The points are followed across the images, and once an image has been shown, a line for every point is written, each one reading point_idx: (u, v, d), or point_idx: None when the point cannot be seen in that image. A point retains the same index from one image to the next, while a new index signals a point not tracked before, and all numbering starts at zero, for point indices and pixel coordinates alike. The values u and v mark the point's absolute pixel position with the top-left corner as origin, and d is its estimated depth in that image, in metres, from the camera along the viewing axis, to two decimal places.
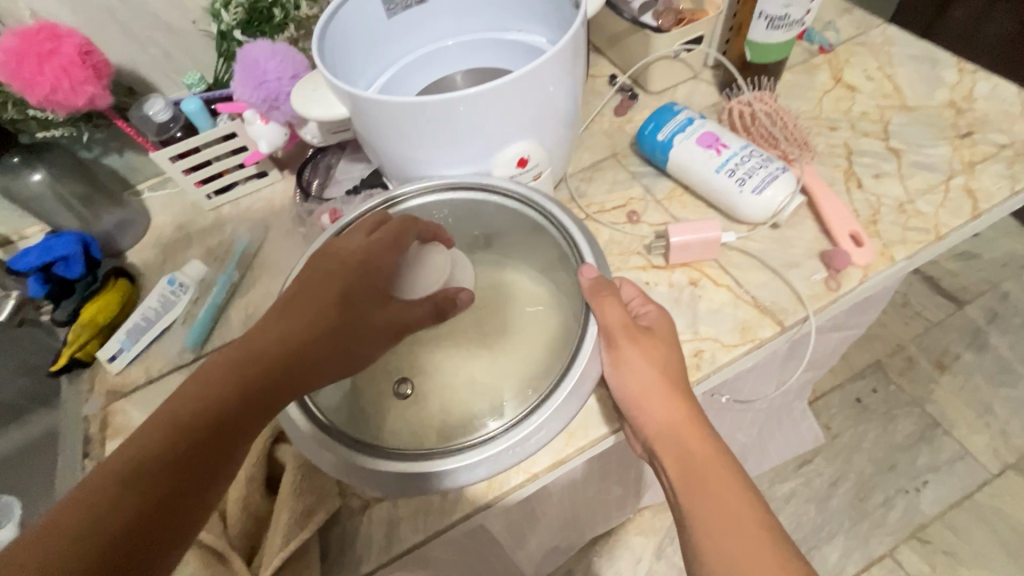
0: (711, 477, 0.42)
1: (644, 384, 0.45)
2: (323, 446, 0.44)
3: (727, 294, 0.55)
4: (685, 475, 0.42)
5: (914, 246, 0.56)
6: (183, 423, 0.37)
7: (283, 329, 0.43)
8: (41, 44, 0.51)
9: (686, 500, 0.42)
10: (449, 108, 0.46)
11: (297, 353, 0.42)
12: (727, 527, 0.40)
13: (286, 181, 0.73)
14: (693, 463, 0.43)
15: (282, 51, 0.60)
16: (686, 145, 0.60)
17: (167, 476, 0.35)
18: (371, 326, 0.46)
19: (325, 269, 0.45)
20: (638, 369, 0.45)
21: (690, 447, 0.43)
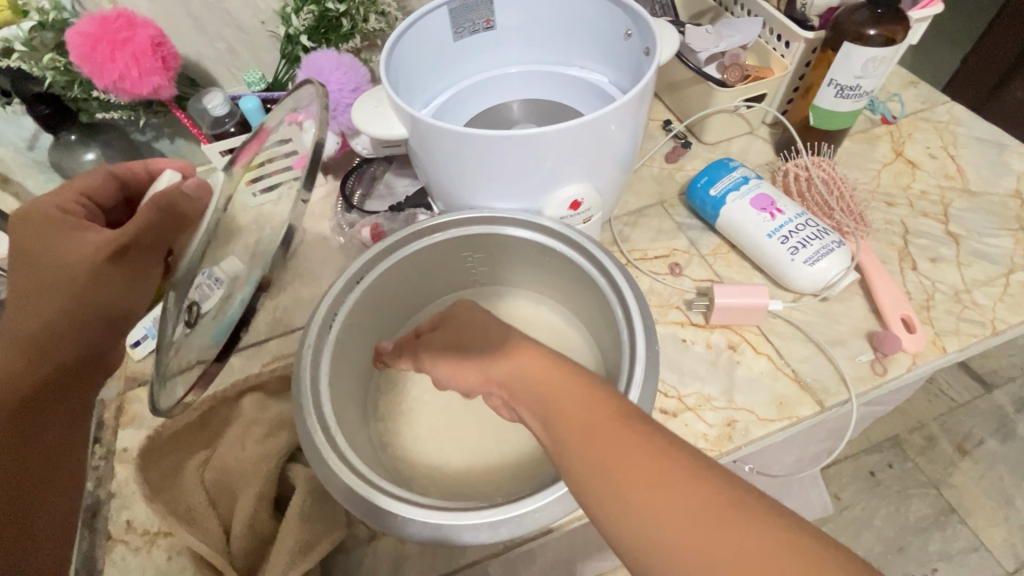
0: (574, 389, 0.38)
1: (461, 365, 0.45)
2: (342, 477, 0.40)
3: (766, 363, 0.53)
4: (529, 389, 0.39)
5: (969, 339, 0.54)
6: (37, 430, 0.45)
7: (34, 313, 0.45)
8: (117, 30, 0.52)
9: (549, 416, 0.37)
10: (508, 143, 0.45)
11: (80, 317, 0.45)
12: (572, 415, 0.35)
13: (328, 186, 0.72)
14: (524, 374, 0.40)
15: (347, 63, 0.60)
16: (740, 205, 0.59)
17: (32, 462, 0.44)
18: (67, 265, 0.45)
19: (10, 227, 0.48)
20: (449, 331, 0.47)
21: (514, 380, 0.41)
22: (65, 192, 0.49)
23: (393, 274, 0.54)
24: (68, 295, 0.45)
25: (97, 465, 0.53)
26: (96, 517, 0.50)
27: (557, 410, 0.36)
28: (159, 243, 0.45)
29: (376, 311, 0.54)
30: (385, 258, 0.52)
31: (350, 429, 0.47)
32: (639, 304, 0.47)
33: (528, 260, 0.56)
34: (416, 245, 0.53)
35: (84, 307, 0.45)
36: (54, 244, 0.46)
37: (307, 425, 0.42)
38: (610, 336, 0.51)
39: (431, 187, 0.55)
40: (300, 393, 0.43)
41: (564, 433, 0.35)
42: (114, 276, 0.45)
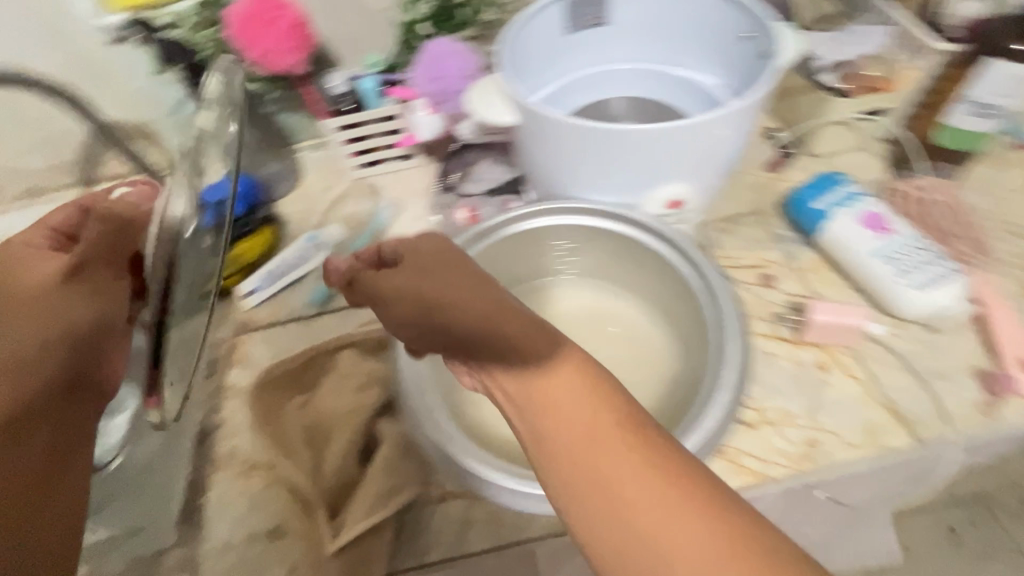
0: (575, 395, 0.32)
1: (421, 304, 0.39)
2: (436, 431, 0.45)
3: (859, 388, 0.51)
4: (502, 352, 0.34)
5: None
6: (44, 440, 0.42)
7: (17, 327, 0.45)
8: (269, 12, 0.58)
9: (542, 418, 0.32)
10: (623, 137, 0.46)
11: (64, 332, 0.46)
12: (554, 394, 0.32)
13: (425, 166, 0.78)
14: (483, 320, 0.35)
15: (461, 51, 0.63)
16: (846, 221, 0.57)
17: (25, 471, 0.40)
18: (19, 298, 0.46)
19: None
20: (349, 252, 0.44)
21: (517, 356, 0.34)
22: (37, 229, 0.49)
23: (488, 253, 0.56)
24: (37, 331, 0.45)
25: (208, 398, 0.59)
26: (203, 444, 0.56)
27: (528, 381, 0.34)
28: (122, 250, 0.46)
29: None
30: (480, 240, 0.55)
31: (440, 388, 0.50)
32: (731, 314, 0.48)
33: (620, 250, 0.56)
34: (511, 230, 0.55)
35: (62, 316, 0.46)
36: (23, 275, 0.47)
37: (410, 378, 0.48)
38: (695, 341, 0.52)
39: (534, 179, 0.58)
40: (403, 356, 0.48)
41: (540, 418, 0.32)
42: (79, 291, 0.46)
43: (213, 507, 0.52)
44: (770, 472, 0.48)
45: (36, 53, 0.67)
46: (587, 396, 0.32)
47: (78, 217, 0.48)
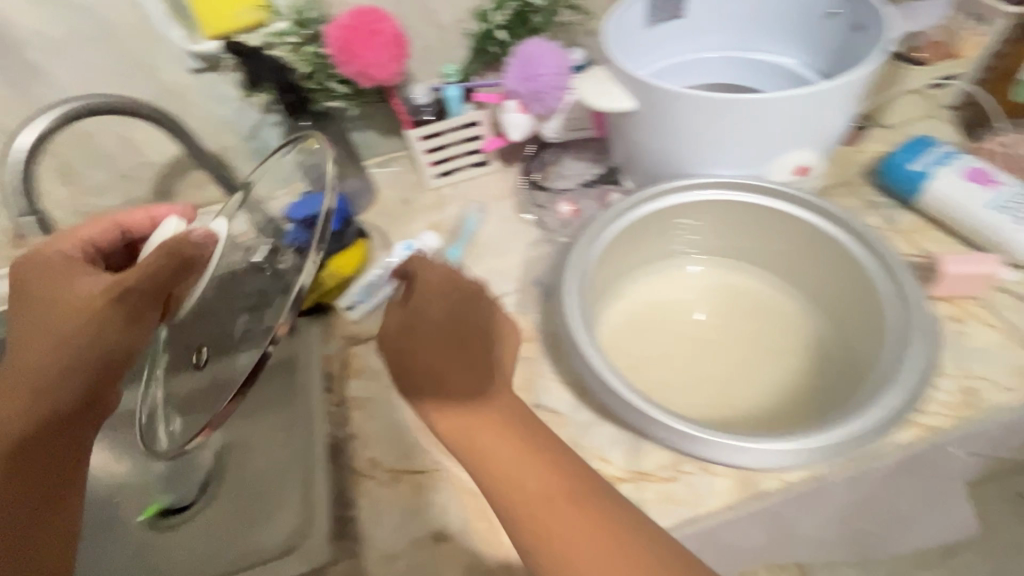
0: (554, 487, 0.39)
1: (507, 469, 0.40)
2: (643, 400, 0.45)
3: (997, 335, 0.52)
4: (480, 434, 0.41)
5: None
6: (24, 419, 0.46)
7: (32, 352, 0.46)
8: (375, 24, 0.59)
9: (496, 486, 0.39)
10: (758, 107, 0.49)
11: (39, 389, 0.46)
12: (557, 517, 0.38)
13: (503, 172, 0.78)
14: (492, 465, 0.40)
15: (555, 50, 0.63)
16: (947, 179, 0.59)
17: (39, 419, 0.46)
18: (68, 327, 0.45)
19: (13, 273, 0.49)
20: (438, 304, 0.44)
21: (504, 492, 0.39)
22: (67, 241, 0.51)
23: (628, 230, 0.55)
24: (71, 356, 0.45)
25: (331, 412, 0.59)
26: (341, 455, 0.54)
27: (525, 496, 0.39)
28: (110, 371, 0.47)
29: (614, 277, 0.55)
30: (619, 222, 0.54)
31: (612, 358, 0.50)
32: (897, 263, 0.50)
33: (747, 224, 0.57)
34: (654, 206, 0.54)
35: (39, 385, 0.46)
36: (67, 321, 0.45)
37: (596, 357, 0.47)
38: (852, 306, 0.53)
39: (659, 157, 0.57)
40: (575, 335, 0.49)
41: (531, 515, 0.38)
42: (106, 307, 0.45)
43: (367, 517, 0.51)
44: (932, 423, 0.48)
45: (123, 84, 0.67)
46: (534, 492, 0.39)
47: (142, 220, 0.54)
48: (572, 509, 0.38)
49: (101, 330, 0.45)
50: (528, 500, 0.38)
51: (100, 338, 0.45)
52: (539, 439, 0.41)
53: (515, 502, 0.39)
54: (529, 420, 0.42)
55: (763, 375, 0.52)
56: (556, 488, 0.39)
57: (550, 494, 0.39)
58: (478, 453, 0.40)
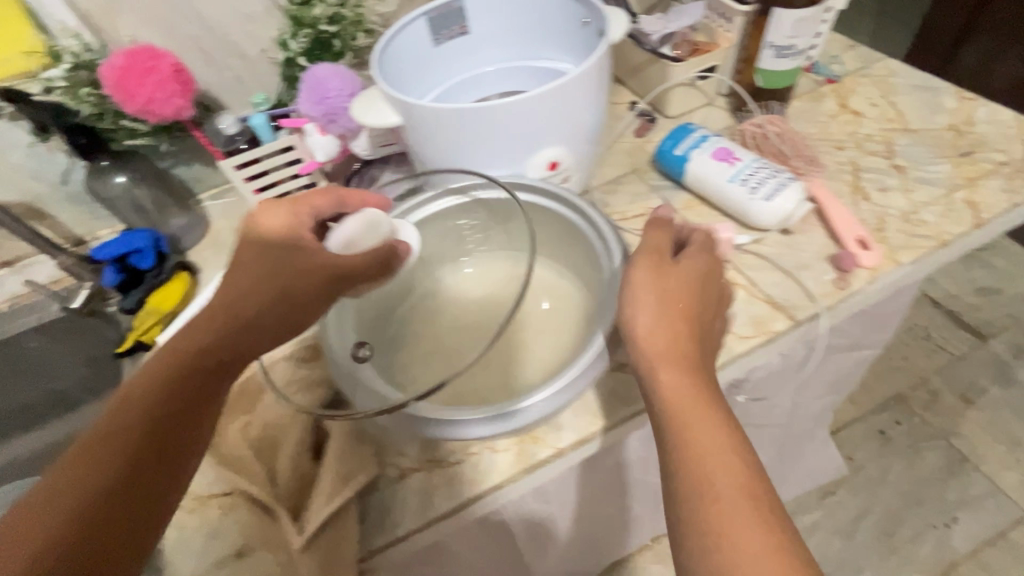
0: (712, 438, 0.40)
1: (692, 417, 0.41)
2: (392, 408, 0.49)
3: (741, 291, 0.59)
4: (693, 415, 0.41)
5: (919, 251, 0.59)
6: (166, 394, 0.42)
7: (214, 318, 0.46)
8: (148, 61, 0.60)
9: (679, 415, 0.41)
10: (498, 113, 0.54)
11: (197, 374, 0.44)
12: (707, 438, 0.40)
13: (332, 193, 0.81)
14: (689, 425, 0.41)
15: (342, 72, 0.66)
16: (702, 159, 0.66)
17: (151, 399, 0.42)
18: (252, 292, 0.47)
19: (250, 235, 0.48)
20: (677, 285, 0.49)
21: (692, 437, 0.40)
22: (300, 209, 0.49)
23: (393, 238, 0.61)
24: (230, 330, 0.46)
25: None
26: None
27: (715, 442, 0.40)
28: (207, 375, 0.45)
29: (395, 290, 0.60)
30: None
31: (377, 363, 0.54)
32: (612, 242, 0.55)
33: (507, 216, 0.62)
34: (420, 217, 0.61)
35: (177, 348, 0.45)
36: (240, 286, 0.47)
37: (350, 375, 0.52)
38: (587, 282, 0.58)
39: (435, 165, 0.61)
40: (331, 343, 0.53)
41: (698, 441, 0.40)
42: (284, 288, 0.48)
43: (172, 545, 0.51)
44: None
45: None
46: (727, 448, 0.40)
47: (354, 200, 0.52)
48: (724, 444, 0.40)
49: (274, 304, 0.48)
50: (706, 442, 0.40)
51: (293, 304, 0.49)
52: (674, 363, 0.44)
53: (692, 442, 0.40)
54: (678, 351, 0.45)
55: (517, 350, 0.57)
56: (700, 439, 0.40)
57: (693, 432, 0.40)
58: (693, 418, 0.41)
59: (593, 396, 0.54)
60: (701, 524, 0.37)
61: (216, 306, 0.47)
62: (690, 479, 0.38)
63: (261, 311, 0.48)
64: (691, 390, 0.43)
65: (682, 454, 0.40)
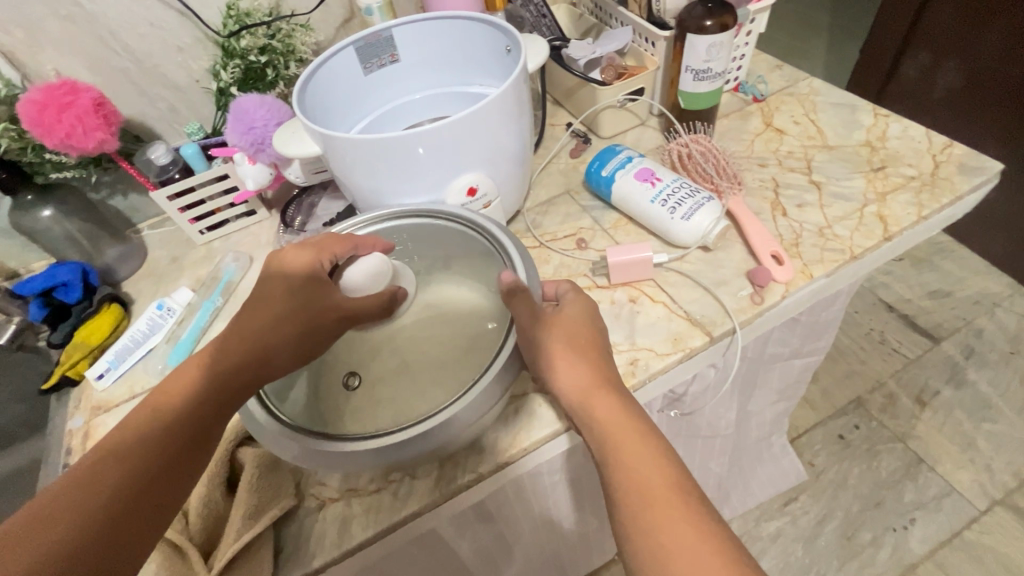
0: (644, 454, 0.43)
1: (620, 437, 0.44)
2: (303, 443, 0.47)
3: (662, 308, 0.61)
4: (618, 435, 0.44)
5: (831, 264, 0.62)
6: (170, 425, 0.43)
7: (236, 348, 0.47)
8: (67, 97, 0.60)
9: (603, 445, 0.44)
10: (412, 140, 0.55)
11: (211, 396, 0.45)
12: (635, 459, 0.42)
13: (272, 219, 0.82)
14: (617, 448, 0.43)
15: (269, 102, 0.68)
16: (626, 180, 0.67)
17: (169, 421, 0.43)
18: (267, 323, 0.49)
19: (275, 267, 0.52)
20: (579, 324, 0.51)
21: (624, 456, 0.43)
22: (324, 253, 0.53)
23: None
24: (232, 364, 0.47)
25: None
26: None
27: (642, 456, 0.43)
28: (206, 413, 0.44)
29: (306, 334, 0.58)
30: None
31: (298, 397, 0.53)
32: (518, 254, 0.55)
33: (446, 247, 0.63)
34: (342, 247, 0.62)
35: (167, 389, 0.45)
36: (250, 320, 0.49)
37: (257, 418, 0.49)
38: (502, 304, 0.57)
39: (358, 191, 0.62)
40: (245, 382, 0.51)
41: (624, 464, 0.42)
42: (287, 330, 0.49)
43: None
44: None
45: None
46: (653, 462, 0.42)
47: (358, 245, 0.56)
48: (648, 457, 0.42)
49: (298, 343, 0.50)
50: (633, 462, 0.42)
51: (300, 343, 0.50)
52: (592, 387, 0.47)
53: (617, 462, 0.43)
54: (597, 373, 0.47)
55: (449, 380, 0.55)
56: (637, 451, 0.43)
57: (619, 451, 0.43)
58: (616, 439, 0.44)
59: (515, 417, 0.55)
60: (652, 546, 0.39)
61: (229, 333, 0.48)
62: (638, 507, 0.40)
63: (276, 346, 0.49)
64: (605, 417, 0.45)
65: (613, 475, 0.43)
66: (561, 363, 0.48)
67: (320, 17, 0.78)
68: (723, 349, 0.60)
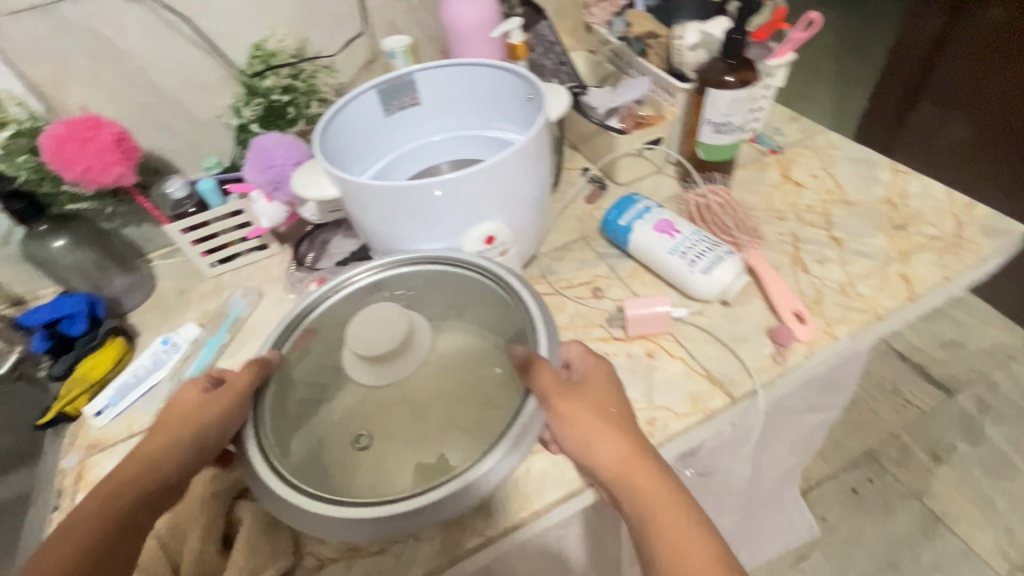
0: (683, 529, 0.41)
1: (661, 509, 0.42)
2: (313, 505, 0.45)
3: (681, 364, 0.59)
4: (656, 508, 0.42)
5: (855, 325, 0.60)
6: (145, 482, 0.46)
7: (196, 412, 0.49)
8: (90, 130, 0.60)
9: (640, 520, 0.42)
10: (431, 188, 0.54)
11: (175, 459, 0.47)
12: (676, 534, 0.41)
13: (284, 254, 0.82)
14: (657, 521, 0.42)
15: (289, 142, 0.68)
16: (644, 230, 0.67)
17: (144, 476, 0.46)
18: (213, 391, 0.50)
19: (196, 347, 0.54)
20: (603, 387, 0.49)
21: (666, 530, 0.41)
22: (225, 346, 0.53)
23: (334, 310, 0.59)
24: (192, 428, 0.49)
25: None
26: None
27: (681, 530, 0.41)
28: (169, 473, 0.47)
29: (301, 390, 0.54)
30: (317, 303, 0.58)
31: (301, 449, 0.50)
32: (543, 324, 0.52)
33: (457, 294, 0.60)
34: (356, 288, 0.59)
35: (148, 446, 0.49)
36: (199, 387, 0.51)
37: (262, 480, 0.47)
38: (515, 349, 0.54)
39: (374, 235, 0.61)
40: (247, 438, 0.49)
41: (664, 540, 0.41)
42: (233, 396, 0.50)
43: None
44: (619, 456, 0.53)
45: None
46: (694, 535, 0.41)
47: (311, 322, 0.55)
48: (689, 531, 0.41)
49: (237, 408, 0.50)
50: (674, 537, 0.41)
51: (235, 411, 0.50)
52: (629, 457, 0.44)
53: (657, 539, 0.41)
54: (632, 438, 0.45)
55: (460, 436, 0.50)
56: (677, 523, 0.41)
57: (659, 526, 0.41)
58: (654, 512, 0.42)
59: (526, 477, 0.52)
60: None
61: (179, 405, 0.50)
62: None
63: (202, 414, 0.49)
64: (641, 487, 0.43)
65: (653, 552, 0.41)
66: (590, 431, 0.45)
67: (343, 59, 0.79)
68: (743, 410, 0.58)
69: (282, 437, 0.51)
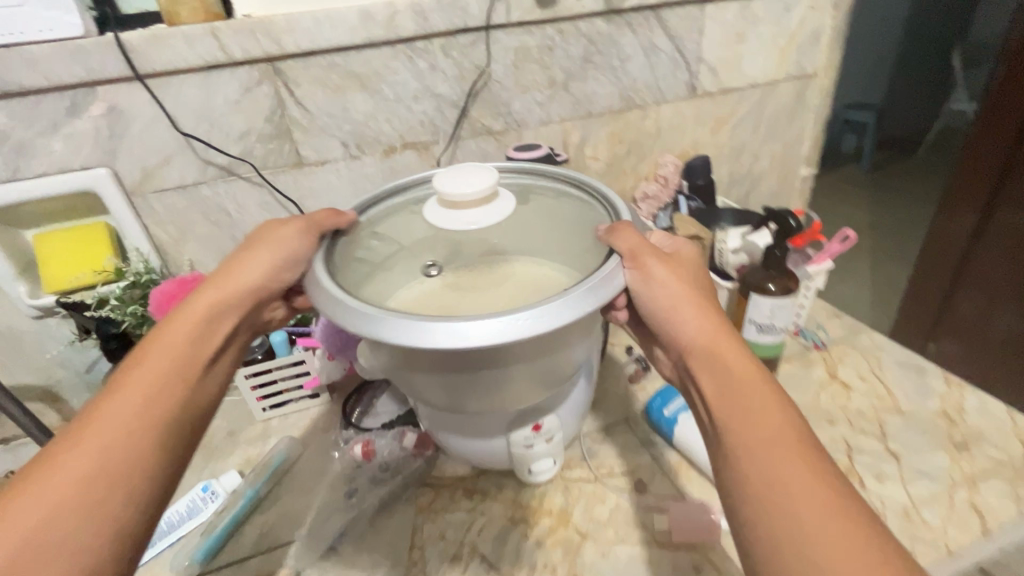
0: (762, 389, 0.44)
1: (739, 366, 0.46)
2: (382, 315, 0.47)
3: None
4: (742, 382, 0.45)
5: (926, 561, 0.55)
6: (180, 336, 0.52)
7: (232, 281, 0.57)
8: (193, 289, 0.70)
9: (731, 381, 0.46)
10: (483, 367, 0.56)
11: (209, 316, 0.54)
12: (747, 386, 0.45)
13: (333, 403, 0.85)
14: (737, 373, 0.46)
15: None
16: (690, 423, 0.68)
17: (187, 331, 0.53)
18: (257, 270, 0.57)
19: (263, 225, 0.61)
20: (695, 277, 0.54)
21: (751, 412, 0.43)
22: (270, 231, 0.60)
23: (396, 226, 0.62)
24: (225, 294, 0.56)
25: None
26: None
27: (751, 378, 0.45)
28: (211, 326, 0.54)
29: (358, 277, 0.55)
30: (381, 206, 0.65)
31: (364, 279, 0.55)
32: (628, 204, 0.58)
33: (532, 187, 0.65)
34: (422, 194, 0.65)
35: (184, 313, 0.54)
36: (243, 262, 0.58)
37: (334, 306, 0.49)
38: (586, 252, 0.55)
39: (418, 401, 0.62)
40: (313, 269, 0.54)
41: (748, 420, 0.43)
42: (288, 247, 0.57)
43: None
44: None
45: None
46: (771, 401, 0.43)
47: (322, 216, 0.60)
48: (779, 418, 0.42)
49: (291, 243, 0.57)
50: (760, 412, 0.43)
51: (283, 253, 0.57)
52: (703, 309, 0.51)
53: (741, 428, 0.43)
54: (697, 292, 0.53)
55: (524, 286, 0.54)
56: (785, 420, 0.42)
57: (756, 416, 0.43)
58: (738, 383, 0.45)
59: None
60: (794, 526, 0.37)
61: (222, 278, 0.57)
62: (771, 483, 0.39)
63: (272, 273, 0.57)
64: (726, 364, 0.47)
65: (736, 434, 0.42)
66: (669, 287, 0.51)
67: None
68: None
69: (353, 280, 0.55)
